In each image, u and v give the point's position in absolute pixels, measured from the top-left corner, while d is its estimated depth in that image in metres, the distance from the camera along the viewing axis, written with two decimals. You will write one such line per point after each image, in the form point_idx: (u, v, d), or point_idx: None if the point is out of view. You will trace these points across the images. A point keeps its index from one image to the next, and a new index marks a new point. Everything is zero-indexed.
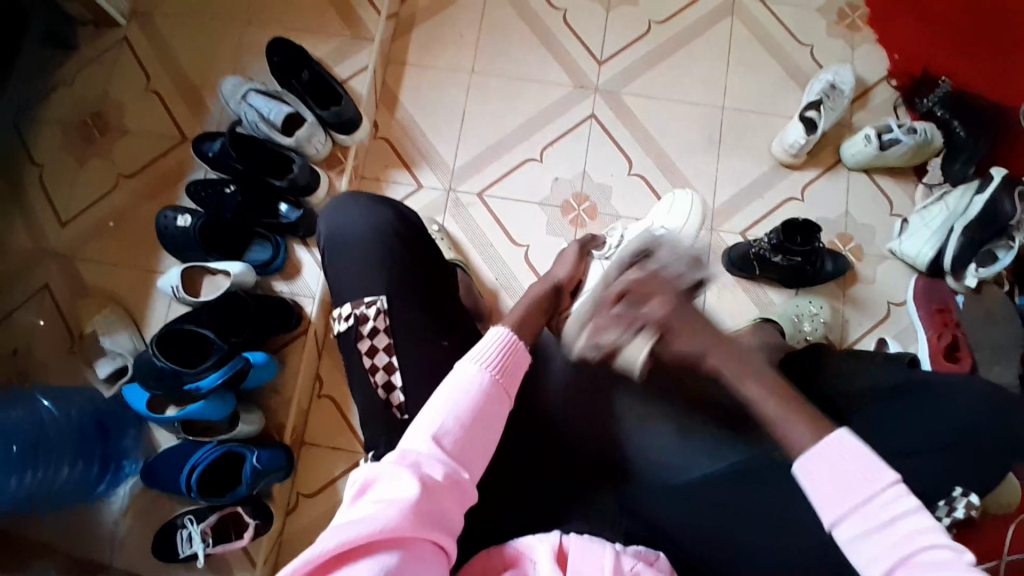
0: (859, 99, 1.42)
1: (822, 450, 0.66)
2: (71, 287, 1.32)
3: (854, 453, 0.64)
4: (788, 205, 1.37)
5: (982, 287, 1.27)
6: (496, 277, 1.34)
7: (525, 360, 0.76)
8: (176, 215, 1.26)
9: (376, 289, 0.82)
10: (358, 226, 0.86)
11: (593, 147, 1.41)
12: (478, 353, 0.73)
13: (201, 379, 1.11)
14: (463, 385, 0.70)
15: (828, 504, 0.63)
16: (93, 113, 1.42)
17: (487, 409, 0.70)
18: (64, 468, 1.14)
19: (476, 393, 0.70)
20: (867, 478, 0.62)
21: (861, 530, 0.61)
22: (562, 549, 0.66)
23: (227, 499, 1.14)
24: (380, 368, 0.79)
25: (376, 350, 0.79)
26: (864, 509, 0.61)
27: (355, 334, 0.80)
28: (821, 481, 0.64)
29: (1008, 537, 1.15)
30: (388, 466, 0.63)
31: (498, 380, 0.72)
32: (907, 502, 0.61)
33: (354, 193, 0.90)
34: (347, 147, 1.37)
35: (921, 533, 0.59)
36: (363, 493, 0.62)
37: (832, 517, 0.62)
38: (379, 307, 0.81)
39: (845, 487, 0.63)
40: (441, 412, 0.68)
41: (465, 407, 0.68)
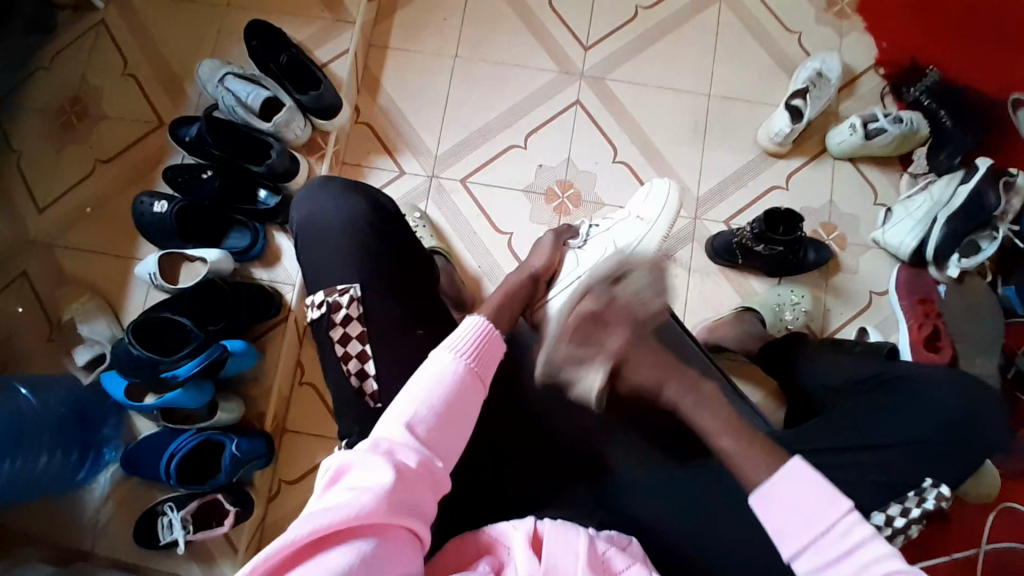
0: (847, 87, 1.41)
1: (775, 485, 0.64)
2: (50, 274, 1.31)
3: (812, 484, 0.63)
4: (773, 193, 1.37)
5: (964, 278, 1.26)
6: (479, 264, 1.34)
7: (501, 348, 0.76)
8: (153, 201, 1.24)
9: (350, 277, 0.81)
10: (331, 214, 0.85)
11: (578, 134, 1.40)
12: (453, 340, 0.73)
13: (178, 368, 1.09)
14: (438, 373, 0.69)
15: (788, 537, 0.62)
16: (70, 97, 1.39)
17: (462, 397, 0.69)
18: (42, 457, 1.13)
19: (451, 381, 0.69)
20: (823, 511, 0.61)
21: (820, 563, 0.60)
22: (536, 534, 0.65)
23: (206, 487, 1.14)
24: (353, 356, 0.78)
25: (348, 338, 0.79)
26: (819, 544, 0.61)
27: (327, 321, 0.79)
28: (777, 513, 0.63)
29: (987, 526, 1.16)
30: (361, 454, 0.63)
31: (473, 368, 0.72)
32: (862, 530, 0.60)
33: (326, 180, 0.89)
34: (328, 132, 1.35)
35: (877, 561, 0.59)
36: (335, 481, 0.61)
37: (790, 552, 0.61)
38: (352, 295, 0.80)
39: (801, 519, 0.62)
40: (415, 399, 0.67)
41: (440, 394, 0.68)
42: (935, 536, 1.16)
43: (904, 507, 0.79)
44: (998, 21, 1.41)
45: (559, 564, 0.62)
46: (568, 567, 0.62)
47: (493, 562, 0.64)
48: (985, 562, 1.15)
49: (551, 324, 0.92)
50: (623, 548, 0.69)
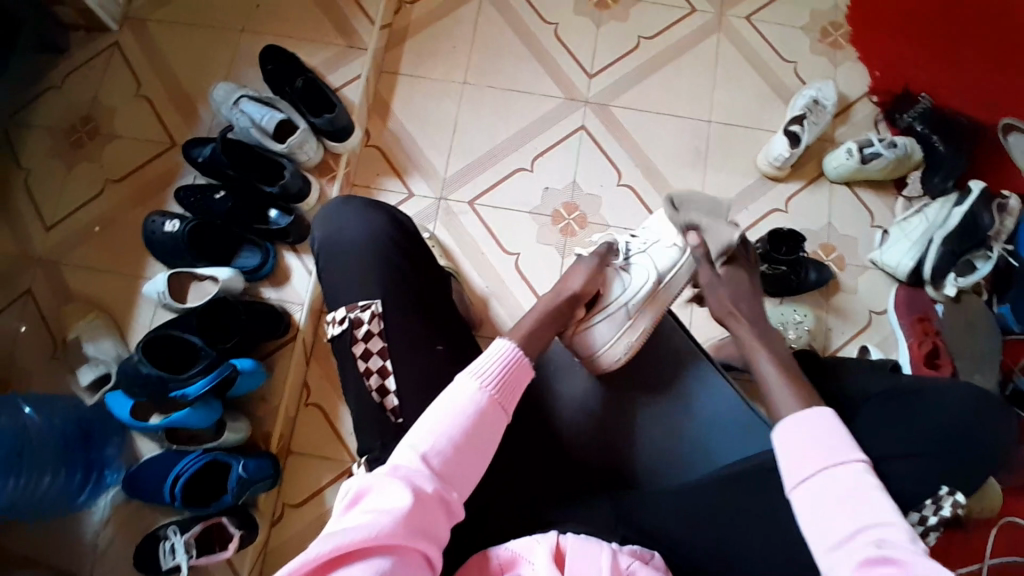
0: (841, 114, 1.46)
1: (800, 418, 0.72)
2: (57, 293, 1.31)
3: (831, 426, 0.71)
4: (773, 215, 1.40)
5: (961, 297, 1.30)
6: (487, 285, 1.35)
7: (526, 374, 0.75)
8: (164, 220, 1.25)
9: (372, 293, 0.82)
10: (354, 230, 0.86)
11: (583, 158, 1.43)
12: (477, 366, 0.72)
13: (189, 386, 1.09)
14: (460, 401, 0.69)
15: (793, 462, 0.70)
16: (83, 119, 1.41)
17: (484, 427, 0.69)
18: (45, 477, 1.12)
19: (472, 411, 0.69)
20: (836, 449, 0.69)
21: (819, 491, 0.67)
22: (559, 549, 0.66)
23: (212, 509, 1.13)
24: (374, 372, 0.79)
25: (370, 353, 0.79)
26: (825, 474, 0.67)
27: (349, 337, 0.80)
28: (791, 438, 0.71)
29: (992, 541, 1.17)
30: (381, 476, 0.63)
31: (495, 397, 0.71)
32: (869, 477, 0.66)
33: (349, 199, 0.90)
34: (339, 155, 1.37)
35: (879, 508, 0.64)
36: (355, 504, 0.61)
37: (792, 478, 0.69)
38: (374, 311, 0.81)
39: (813, 451, 0.69)
40: (434, 429, 0.67)
41: (459, 425, 0.68)
42: (942, 554, 1.16)
43: (921, 514, 0.85)
44: (986, 53, 1.47)
45: None
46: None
47: None
48: None
49: (594, 346, 0.93)
50: (646, 561, 0.70)
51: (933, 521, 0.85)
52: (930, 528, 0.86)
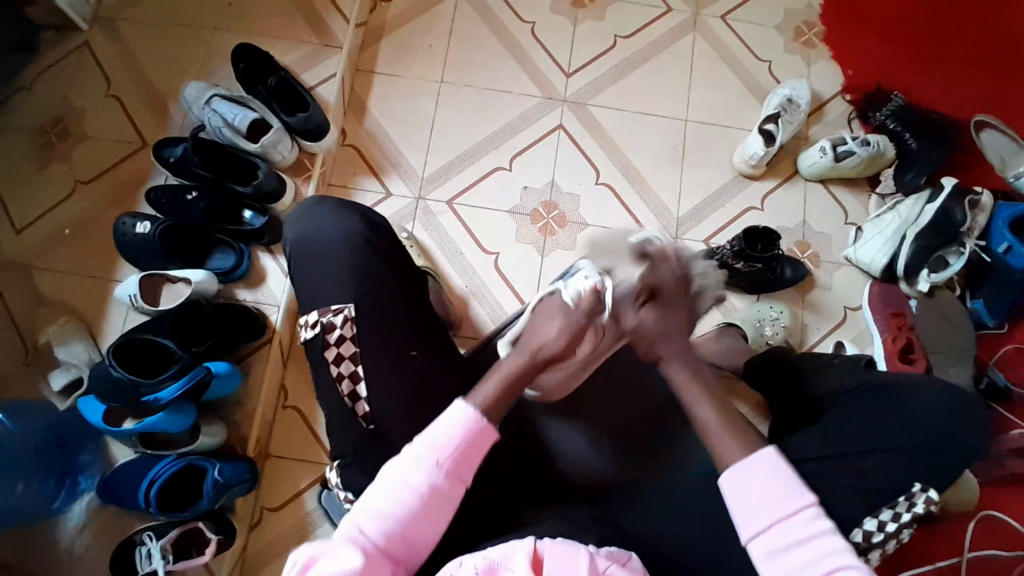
0: (815, 113, 1.48)
1: (748, 464, 0.73)
2: (25, 298, 1.27)
3: (776, 470, 0.72)
4: (749, 213, 1.41)
5: (935, 291, 1.32)
6: (466, 284, 1.35)
7: (489, 441, 0.74)
8: (135, 222, 1.23)
9: (344, 297, 0.80)
10: (326, 230, 0.85)
11: (562, 157, 1.43)
12: (433, 436, 0.71)
13: (161, 390, 1.06)
14: (413, 474, 0.69)
15: (748, 520, 0.71)
16: (52, 119, 1.37)
17: (436, 503, 0.70)
18: (19, 484, 1.07)
19: (424, 490, 0.69)
20: (788, 498, 0.70)
21: (777, 545, 0.69)
22: (537, 555, 0.66)
23: (188, 515, 1.10)
24: (345, 376, 0.79)
25: (342, 358, 0.79)
26: (781, 526, 0.69)
27: (321, 341, 0.79)
28: (742, 495, 0.72)
29: (970, 535, 1.19)
30: (329, 546, 0.66)
31: (450, 472, 0.71)
32: (822, 522, 0.69)
33: (320, 200, 0.88)
34: (315, 154, 1.36)
35: (834, 552, 0.67)
36: (305, 572, 0.64)
37: (749, 533, 0.70)
38: (346, 315, 0.79)
39: (767, 504, 0.71)
40: (384, 505, 0.68)
41: (409, 504, 0.68)
42: (917, 547, 1.19)
43: (895, 511, 0.82)
44: (957, 52, 1.50)
45: None
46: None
47: None
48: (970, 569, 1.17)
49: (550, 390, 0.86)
50: (623, 564, 0.69)
51: (906, 518, 0.82)
52: (901, 528, 0.82)
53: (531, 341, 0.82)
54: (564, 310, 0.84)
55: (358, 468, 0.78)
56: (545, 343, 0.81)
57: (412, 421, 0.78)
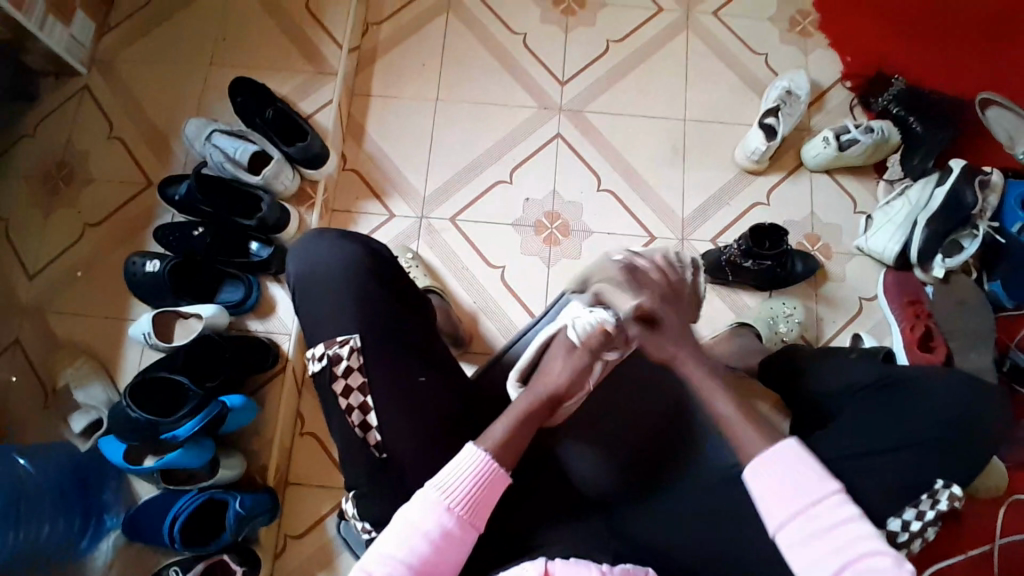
0: (816, 103, 1.46)
1: (772, 453, 0.72)
2: (43, 341, 1.30)
3: (799, 458, 0.71)
4: (755, 209, 1.40)
5: (950, 277, 1.29)
6: (474, 300, 1.35)
7: (501, 485, 0.74)
8: (145, 261, 1.25)
9: (348, 326, 0.81)
10: (328, 259, 0.85)
11: (562, 165, 1.43)
12: (446, 481, 0.72)
13: (178, 428, 1.08)
14: (426, 515, 0.70)
15: (773, 509, 0.70)
16: (59, 164, 1.40)
17: (449, 547, 0.69)
18: (45, 527, 1.10)
19: (435, 534, 0.69)
20: (813, 485, 0.69)
21: (805, 535, 0.67)
22: (549, 575, 0.65)
23: (211, 548, 1.11)
24: (355, 407, 0.79)
25: (351, 390, 0.79)
26: (806, 516, 0.68)
27: (329, 374, 0.79)
28: (766, 484, 0.71)
29: (1001, 518, 1.16)
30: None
31: (462, 517, 0.70)
32: (847, 509, 0.67)
33: (320, 231, 0.88)
34: (317, 181, 1.37)
35: (862, 540, 0.66)
36: None
37: (775, 524, 0.69)
38: (352, 346, 0.80)
39: (792, 492, 0.69)
40: (395, 551, 0.68)
41: (421, 550, 0.68)
42: (950, 537, 1.15)
43: (918, 510, 0.81)
44: (958, 30, 1.47)
45: None
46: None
47: None
48: (1003, 557, 1.13)
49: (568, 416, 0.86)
50: None
51: (930, 516, 0.80)
52: (926, 525, 0.81)
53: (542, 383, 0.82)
54: (572, 347, 0.84)
55: (371, 496, 0.79)
56: (553, 382, 0.82)
57: (422, 448, 0.78)
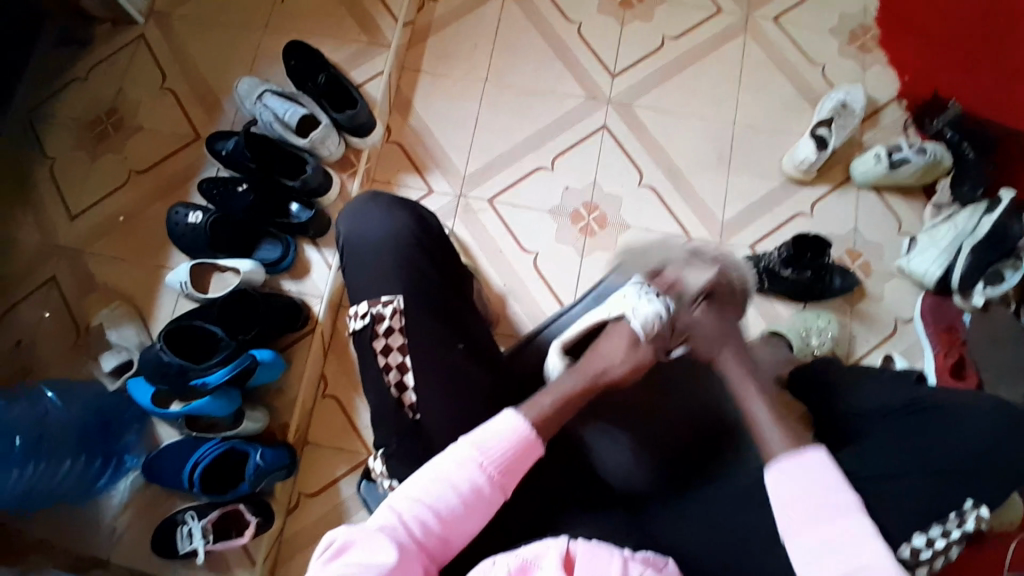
0: (870, 119, 1.43)
1: (796, 457, 0.75)
2: (80, 280, 1.33)
3: (822, 467, 0.74)
4: (797, 219, 1.38)
5: (989, 306, 1.25)
6: (504, 282, 1.35)
7: (535, 455, 0.74)
8: (188, 212, 1.27)
9: (393, 288, 0.82)
10: (377, 224, 0.86)
11: (604, 158, 1.42)
12: (483, 439, 0.72)
13: (209, 374, 1.10)
14: (457, 469, 0.70)
15: (785, 506, 0.74)
16: (111, 111, 1.43)
17: (474, 504, 0.70)
18: (65, 462, 1.13)
19: (465, 489, 0.70)
20: (828, 491, 0.73)
21: (810, 533, 0.71)
22: (569, 555, 0.67)
23: (229, 496, 1.14)
24: (393, 367, 0.80)
25: (390, 349, 0.80)
26: (816, 517, 0.72)
27: (370, 332, 0.80)
28: (785, 482, 0.74)
29: (1008, 555, 1.12)
30: (365, 532, 0.66)
31: (494, 478, 0.71)
32: (858, 518, 0.71)
33: (373, 196, 0.90)
34: (361, 150, 1.38)
35: (866, 551, 0.69)
36: (338, 556, 0.64)
37: (785, 521, 0.73)
38: (396, 307, 0.81)
39: (807, 495, 0.73)
40: (424, 497, 0.69)
41: (449, 501, 0.69)
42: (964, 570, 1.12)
43: (944, 528, 0.78)
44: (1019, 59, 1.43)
45: None
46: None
47: None
48: None
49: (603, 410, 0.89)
50: (657, 568, 0.68)
51: (956, 536, 0.78)
52: (951, 544, 0.78)
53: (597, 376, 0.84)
54: (634, 339, 0.87)
55: (398, 456, 0.79)
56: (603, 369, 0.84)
57: (454, 415, 0.79)
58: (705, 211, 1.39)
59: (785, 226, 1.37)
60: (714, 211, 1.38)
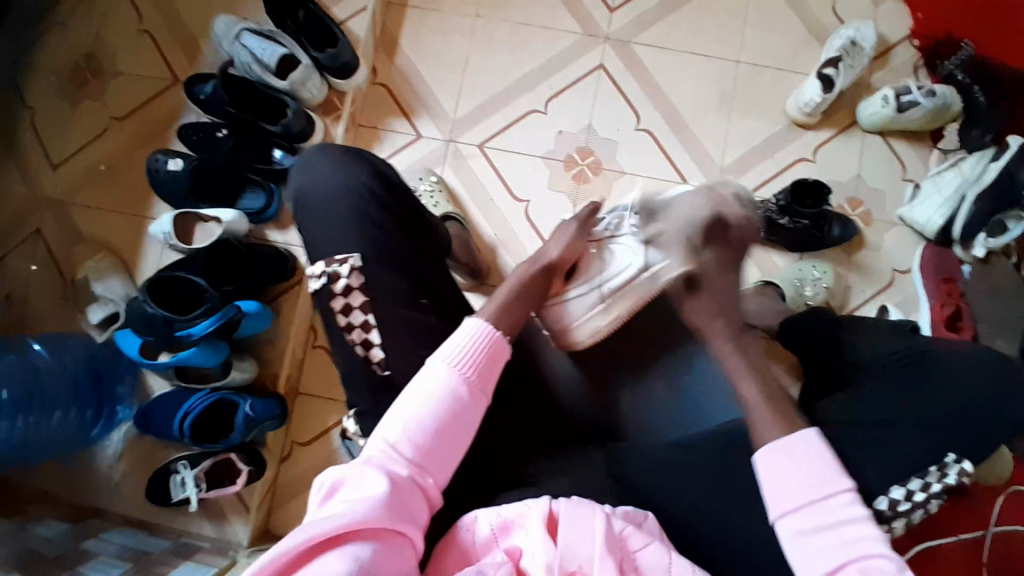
0: (879, 60, 1.36)
1: (787, 443, 0.70)
2: (65, 233, 1.30)
3: (821, 455, 0.68)
4: (799, 165, 1.33)
5: (990, 258, 1.24)
6: (495, 232, 1.32)
7: (504, 356, 0.74)
8: (167, 158, 1.22)
9: (349, 246, 0.80)
10: (330, 184, 0.83)
11: (600, 99, 1.36)
12: (452, 351, 0.71)
13: (193, 327, 1.09)
14: (433, 385, 0.68)
15: (779, 497, 0.67)
16: (85, 54, 1.36)
17: (458, 415, 0.68)
18: (56, 413, 1.13)
19: (444, 401, 0.68)
20: (824, 480, 0.67)
21: (809, 526, 0.65)
22: (552, 515, 0.67)
23: (222, 445, 1.16)
24: (356, 326, 0.77)
25: (351, 308, 0.78)
26: (813, 507, 0.66)
27: (328, 292, 0.78)
28: (776, 469, 0.69)
29: (996, 507, 1.14)
30: (355, 467, 0.63)
31: (472, 386, 0.70)
32: (857, 508, 0.65)
33: (323, 149, 0.87)
34: (344, 93, 1.32)
35: (864, 539, 0.64)
36: (331, 496, 0.61)
37: (779, 511, 0.67)
38: (352, 265, 0.79)
39: (804, 483, 0.67)
40: (405, 419, 0.67)
41: (432, 417, 0.67)
42: (947, 518, 1.14)
43: (924, 481, 0.78)
44: None
45: (575, 547, 0.64)
46: (586, 550, 0.64)
47: (511, 550, 0.65)
48: (994, 545, 1.13)
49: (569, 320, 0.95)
50: (638, 524, 0.70)
51: (936, 489, 0.78)
52: (930, 498, 0.78)
53: (540, 258, 0.89)
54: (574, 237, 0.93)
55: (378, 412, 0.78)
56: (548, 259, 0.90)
57: None
58: (705, 156, 1.34)
59: (786, 172, 1.33)
60: (712, 155, 1.34)
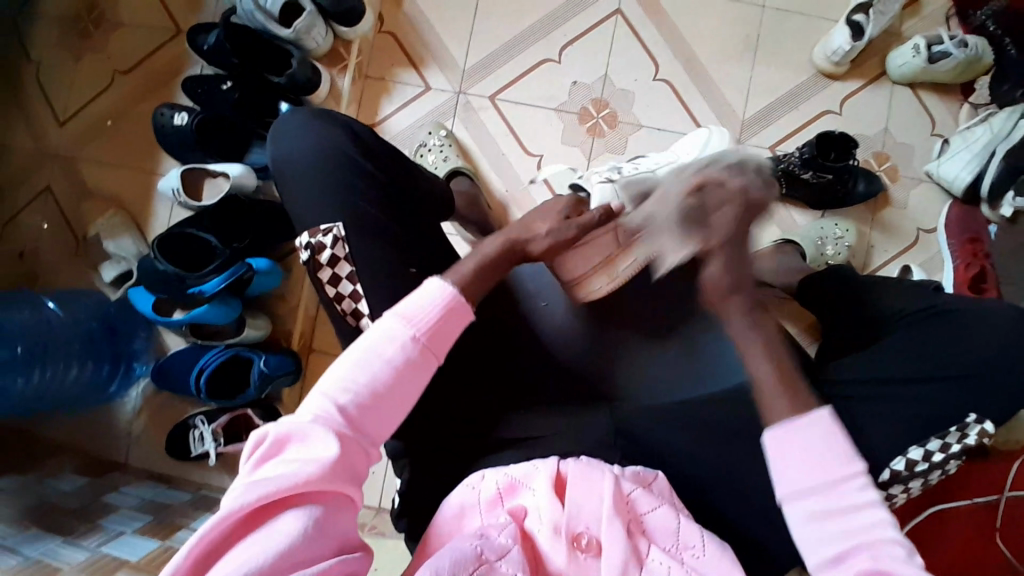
0: (912, 5, 1.28)
1: (800, 423, 0.63)
2: (74, 189, 1.29)
3: (834, 434, 0.62)
4: (824, 117, 1.27)
5: (1018, 216, 1.19)
6: (507, 189, 1.28)
7: (467, 318, 0.67)
8: (174, 112, 1.22)
9: (331, 216, 0.77)
10: (308, 144, 0.81)
11: (617, 46, 1.30)
12: (406, 307, 0.64)
13: (206, 283, 1.08)
14: (384, 342, 0.62)
15: (789, 479, 0.62)
16: (86, 4, 1.32)
17: (410, 374, 0.63)
18: (72, 369, 1.14)
19: (396, 361, 0.62)
20: (836, 462, 0.61)
21: (817, 511, 0.60)
22: (560, 476, 0.67)
23: (237, 402, 1.16)
24: (345, 297, 0.77)
25: (339, 279, 0.77)
26: (824, 491, 0.61)
27: (313, 264, 0.77)
28: (789, 450, 0.62)
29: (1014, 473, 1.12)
30: (299, 423, 0.58)
31: (426, 345, 0.64)
32: (869, 492, 0.60)
33: (296, 112, 0.85)
34: (349, 41, 1.28)
35: (876, 525, 0.59)
36: (273, 454, 0.57)
37: (785, 494, 0.62)
38: (336, 235, 0.77)
39: (816, 464, 0.61)
40: (353, 376, 0.61)
41: (382, 376, 0.62)
42: (963, 482, 1.13)
43: (943, 442, 0.78)
44: None
45: (582, 505, 0.64)
46: (594, 508, 0.64)
47: (516, 511, 0.65)
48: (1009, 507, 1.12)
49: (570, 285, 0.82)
50: (647, 484, 0.70)
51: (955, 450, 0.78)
52: (949, 458, 0.78)
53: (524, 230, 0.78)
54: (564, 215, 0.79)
55: None
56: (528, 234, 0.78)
57: None
58: (725, 108, 1.29)
59: (810, 122, 1.27)
60: (733, 105, 1.28)
